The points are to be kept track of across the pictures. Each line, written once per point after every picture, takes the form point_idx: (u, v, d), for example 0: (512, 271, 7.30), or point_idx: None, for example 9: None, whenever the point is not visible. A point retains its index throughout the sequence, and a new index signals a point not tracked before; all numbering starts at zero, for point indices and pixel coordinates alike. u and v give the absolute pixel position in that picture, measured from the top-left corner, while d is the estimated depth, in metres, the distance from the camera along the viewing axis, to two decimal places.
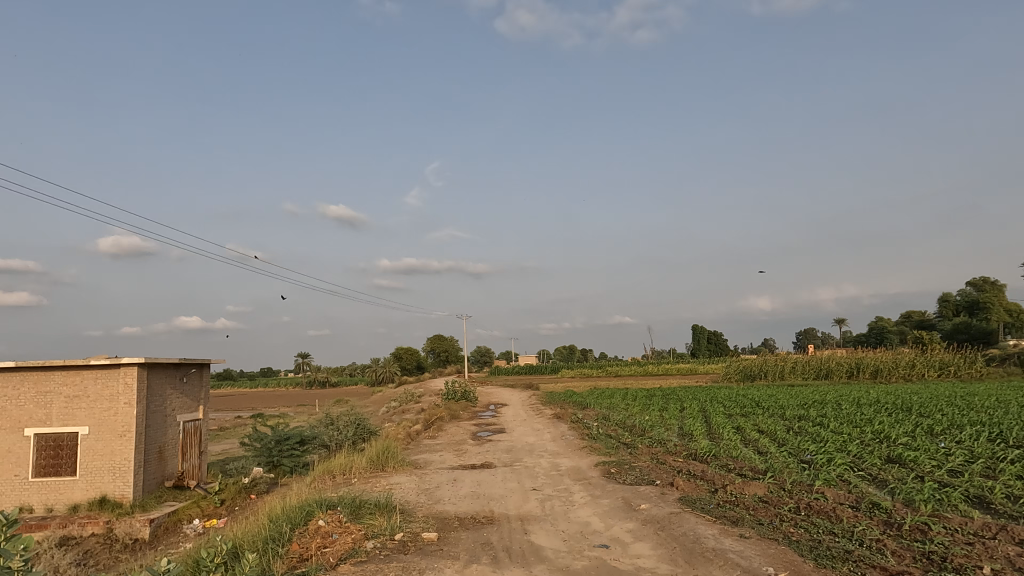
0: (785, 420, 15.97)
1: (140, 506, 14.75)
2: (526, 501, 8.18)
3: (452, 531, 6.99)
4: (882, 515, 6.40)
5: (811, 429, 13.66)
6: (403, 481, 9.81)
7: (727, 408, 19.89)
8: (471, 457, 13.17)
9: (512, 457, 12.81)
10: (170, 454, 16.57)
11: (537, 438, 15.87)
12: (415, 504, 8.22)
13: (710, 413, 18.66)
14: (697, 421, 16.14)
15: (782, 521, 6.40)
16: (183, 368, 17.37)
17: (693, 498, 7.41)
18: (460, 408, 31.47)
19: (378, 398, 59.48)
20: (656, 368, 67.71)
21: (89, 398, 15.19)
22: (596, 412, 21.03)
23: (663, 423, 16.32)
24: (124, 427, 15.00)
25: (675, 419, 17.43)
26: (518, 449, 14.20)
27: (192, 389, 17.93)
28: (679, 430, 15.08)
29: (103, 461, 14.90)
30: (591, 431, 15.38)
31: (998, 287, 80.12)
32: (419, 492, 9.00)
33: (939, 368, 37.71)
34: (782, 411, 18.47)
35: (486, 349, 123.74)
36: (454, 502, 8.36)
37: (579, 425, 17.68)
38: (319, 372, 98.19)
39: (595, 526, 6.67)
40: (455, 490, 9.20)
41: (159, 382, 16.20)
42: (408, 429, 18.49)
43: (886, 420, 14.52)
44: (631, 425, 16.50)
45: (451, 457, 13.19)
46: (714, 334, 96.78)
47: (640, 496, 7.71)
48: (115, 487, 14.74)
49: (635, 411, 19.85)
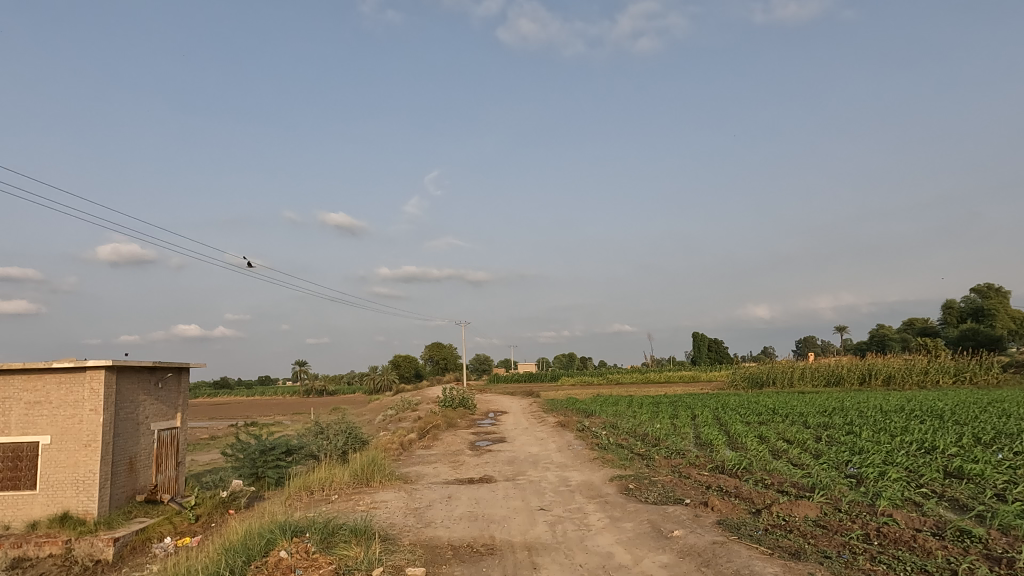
0: (809, 428, 14.71)
1: (105, 524, 13.43)
2: (533, 526, 6.90)
3: (443, 565, 5.73)
4: (978, 545, 5.16)
5: (844, 438, 12.42)
6: (389, 499, 8.54)
7: (743, 416, 18.59)
8: (469, 470, 11.87)
9: (516, 470, 11.51)
10: (142, 466, 15.27)
11: (540, 449, 14.53)
12: (401, 529, 6.94)
13: (726, 421, 17.38)
14: (713, 429, 14.91)
15: (855, 554, 5.16)
16: (157, 372, 16.12)
17: (737, 524, 6.16)
18: (458, 416, 29.98)
19: (374, 406, 58.18)
20: (657, 375, 66.28)
21: (52, 405, 13.92)
22: (602, 420, 19.85)
23: (676, 432, 15.09)
24: (89, 437, 13.70)
25: (689, 428, 16.13)
26: (521, 460, 12.95)
27: (169, 396, 16.67)
28: (695, 440, 13.86)
29: (66, 474, 13.60)
30: (600, 440, 14.16)
31: (1003, 294, 78.91)
32: (407, 513, 7.73)
33: (954, 375, 36.34)
34: (803, 419, 17.21)
35: (485, 357, 122.37)
36: (448, 526, 7.09)
37: (586, 433, 16.48)
38: (316, 380, 96.94)
39: (621, 559, 5.39)
40: (449, 510, 7.91)
41: (130, 388, 14.92)
42: (402, 437, 17.26)
43: (923, 428, 13.26)
44: (643, 434, 15.26)
45: (446, 470, 11.88)
46: (716, 342, 95.30)
47: (670, 520, 6.44)
48: (79, 502, 13.46)
49: (645, 420, 18.56)
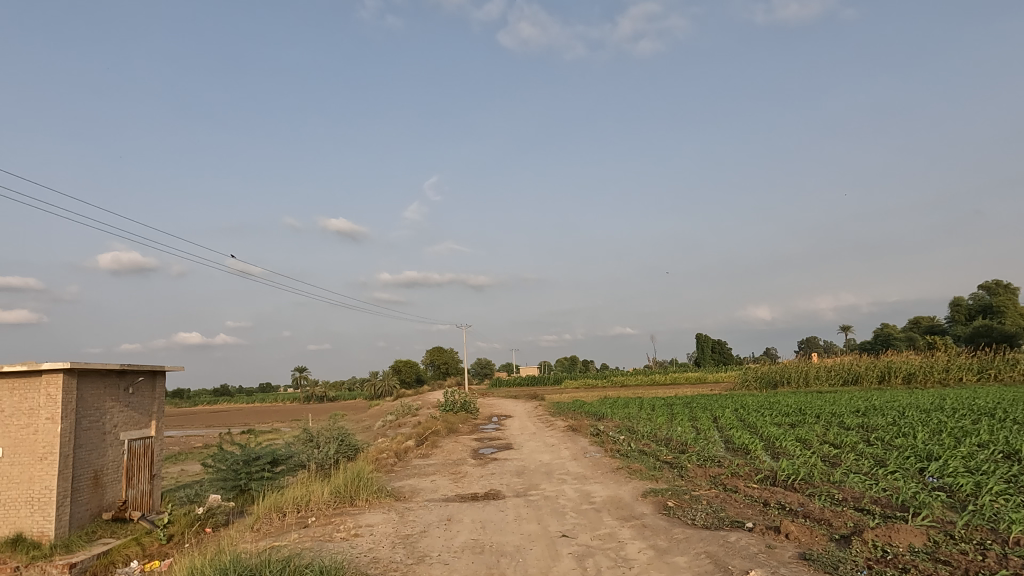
0: (853, 430, 13.17)
1: (63, 547, 11.91)
2: (556, 561, 5.37)
3: None
4: None
5: (900, 441, 10.91)
6: (375, 524, 7.03)
7: (770, 417, 17.09)
8: (472, 483, 10.31)
9: (527, 484, 9.97)
10: (109, 480, 13.77)
11: (552, 458, 12.96)
12: (385, 568, 5.44)
13: (754, 423, 15.87)
14: (744, 433, 13.37)
15: None
16: (127, 377, 14.63)
17: (832, 561, 4.63)
18: (460, 421, 28.44)
19: (375, 411, 56.50)
20: (663, 376, 64.58)
21: (6, 414, 12.46)
22: (616, 423, 18.29)
23: (703, 436, 13.54)
24: (45, 449, 12.19)
25: (715, 431, 14.61)
26: (532, 471, 11.46)
27: (142, 402, 15.19)
28: (727, 445, 12.35)
29: (19, 491, 12.11)
30: (620, 447, 12.63)
31: (1013, 290, 77.70)
32: (396, 544, 6.23)
33: (978, 372, 34.80)
34: (839, 420, 15.70)
35: (486, 362, 120.75)
36: (447, 562, 5.57)
37: (600, 439, 14.95)
38: (317, 386, 95.37)
39: None
40: (449, 538, 6.40)
41: (94, 394, 13.45)
42: (398, 446, 15.77)
43: (984, 429, 11.75)
44: (666, 439, 13.76)
45: (446, 484, 10.35)
46: (721, 343, 93.51)
47: (738, 554, 4.93)
48: (34, 523, 11.95)
49: (663, 423, 16.99)
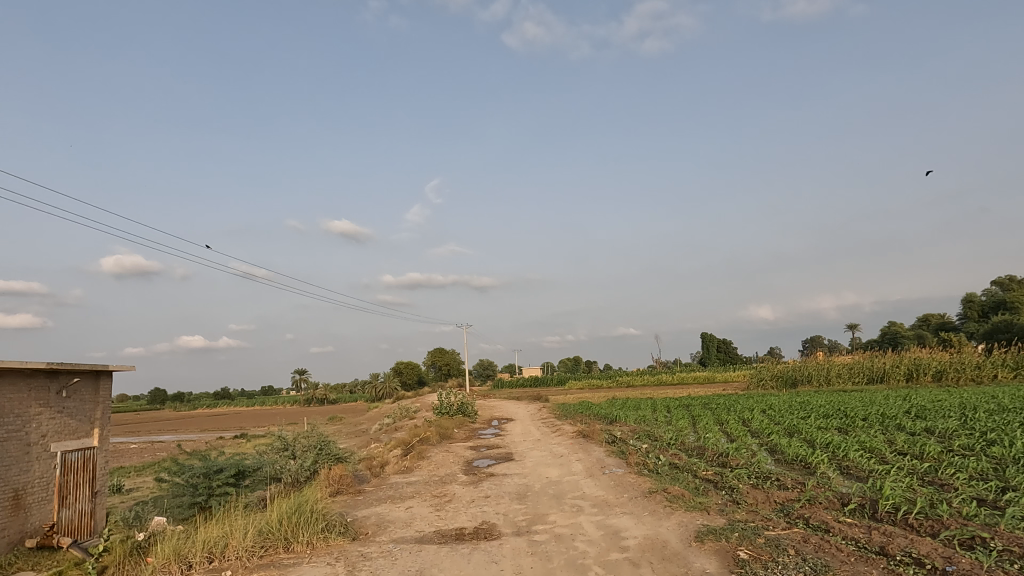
0: (925, 437, 10.89)
1: None
2: None
3: None
4: None
5: (1002, 450, 8.67)
6: None
7: (811, 420, 14.76)
8: (460, 513, 8.13)
9: (531, 515, 7.69)
10: (35, 501, 11.55)
11: (562, 475, 10.69)
12: None
13: (794, 428, 13.56)
14: (792, 441, 11.09)
15: None
16: (59, 379, 12.46)
17: None
18: (456, 426, 26.22)
19: (373, 414, 54.05)
20: (671, 377, 62.15)
21: None
22: (631, 429, 16.04)
23: (741, 445, 11.22)
24: None
25: (752, 438, 12.31)
26: (538, 493, 9.26)
27: (81, 408, 13.02)
28: (775, 457, 10.07)
29: None
30: (643, 461, 10.38)
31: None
32: None
33: (1012, 367, 32.71)
34: (896, 424, 13.36)
35: (487, 362, 118.06)
36: None
37: (616, 449, 12.73)
38: (316, 389, 93.01)
39: None
40: None
41: (13, 399, 11.27)
42: (380, 459, 13.55)
43: None
44: (697, 449, 11.50)
45: (428, 513, 8.12)
46: (727, 342, 91.07)
47: None
48: None
49: (687, 428, 14.75)
